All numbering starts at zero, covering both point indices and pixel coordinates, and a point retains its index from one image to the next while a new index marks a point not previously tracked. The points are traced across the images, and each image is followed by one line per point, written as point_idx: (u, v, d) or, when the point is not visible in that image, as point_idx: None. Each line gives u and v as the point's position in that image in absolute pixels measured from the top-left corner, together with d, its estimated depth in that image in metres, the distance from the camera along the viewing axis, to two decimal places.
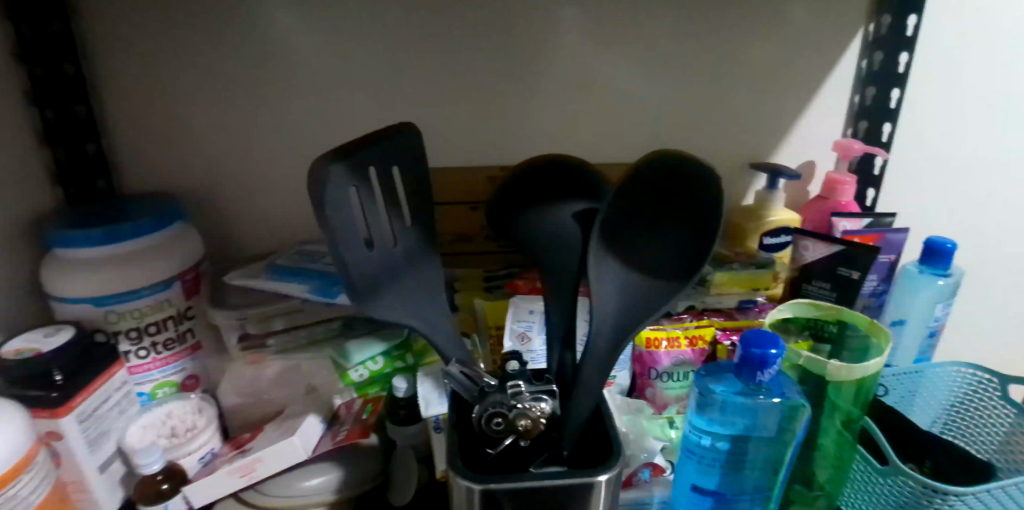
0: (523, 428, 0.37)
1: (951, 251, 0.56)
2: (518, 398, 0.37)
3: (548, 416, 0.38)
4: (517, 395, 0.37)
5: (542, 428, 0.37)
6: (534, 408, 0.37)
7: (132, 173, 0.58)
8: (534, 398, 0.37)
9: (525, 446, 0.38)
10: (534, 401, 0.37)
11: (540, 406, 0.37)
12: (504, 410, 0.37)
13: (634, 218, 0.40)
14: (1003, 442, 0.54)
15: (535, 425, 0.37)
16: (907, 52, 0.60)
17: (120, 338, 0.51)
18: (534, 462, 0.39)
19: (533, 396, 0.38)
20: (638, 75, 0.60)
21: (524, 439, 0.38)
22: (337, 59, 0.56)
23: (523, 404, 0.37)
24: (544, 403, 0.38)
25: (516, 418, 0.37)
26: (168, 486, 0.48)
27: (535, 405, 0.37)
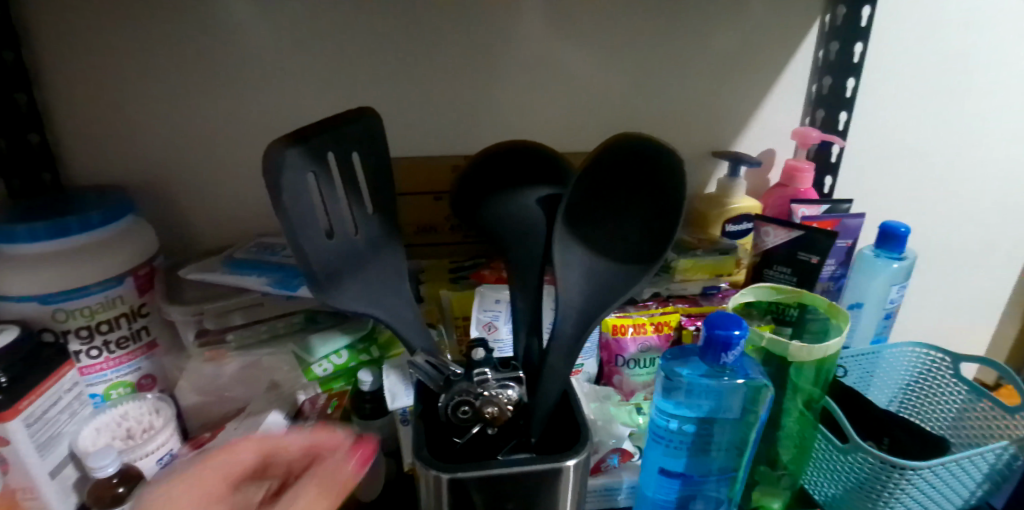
0: (490, 415, 0.37)
1: (904, 235, 0.58)
2: (485, 386, 0.37)
3: (515, 403, 0.38)
4: (484, 382, 0.37)
5: (509, 416, 0.38)
6: (501, 395, 0.37)
7: (81, 167, 0.55)
8: (501, 385, 0.37)
9: (493, 434, 0.38)
10: (501, 389, 0.37)
11: (507, 393, 0.37)
12: (471, 399, 0.36)
13: (601, 202, 0.41)
14: (957, 418, 0.56)
15: (502, 412, 0.37)
16: (861, 43, 0.61)
17: (71, 337, 0.49)
18: (503, 449, 0.38)
19: (500, 383, 0.37)
20: (602, 64, 0.60)
21: (491, 427, 0.37)
22: (298, 46, 0.54)
23: (489, 391, 0.37)
24: (510, 390, 0.38)
25: (484, 406, 0.37)
26: (125, 489, 0.46)
27: (502, 393, 0.37)
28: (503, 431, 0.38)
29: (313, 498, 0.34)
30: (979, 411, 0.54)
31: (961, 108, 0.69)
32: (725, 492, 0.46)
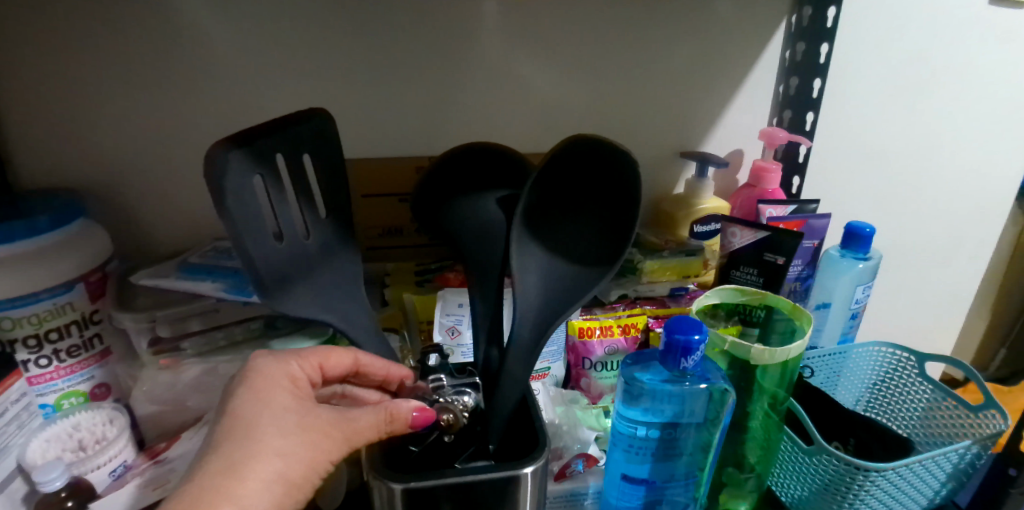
0: (446, 422, 0.37)
1: (869, 236, 0.58)
2: (441, 393, 0.38)
3: (471, 409, 0.38)
4: (439, 393, 0.38)
5: (466, 422, 0.37)
6: (456, 401, 0.37)
7: (27, 168, 0.53)
8: (457, 392, 0.38)
9: (450, 442, 0.38)
10: (456, 396, 0.38)
11: (462, 400, 0.38)
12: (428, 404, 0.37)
13: (554, 204, 0.42)
14: (923, 416, 0.56)
15: (458, 419, 0.37)
16: (827, 43, 0.61)
17: (18, 346, 0.48)
18: (459, 457, 0.38)
19: (455, 390, 0.38)
20: (567, 64, 0.59)
21: (447, 435, 0.37)
22: (256, 45, 0.53)
23: (445, 398, 0.38)
24: (467, 396, 0.38)
25: (438, 412, 0.37)
26: (72, 503, 0.44)
27: (457, 399, 0.38)
28: (460, 437, 0.38)
29: (383, 418, 0.36)
30: (945, 410, 0.54)
31: (925, 107, 0.70)
32: (690, 495, 0.46)
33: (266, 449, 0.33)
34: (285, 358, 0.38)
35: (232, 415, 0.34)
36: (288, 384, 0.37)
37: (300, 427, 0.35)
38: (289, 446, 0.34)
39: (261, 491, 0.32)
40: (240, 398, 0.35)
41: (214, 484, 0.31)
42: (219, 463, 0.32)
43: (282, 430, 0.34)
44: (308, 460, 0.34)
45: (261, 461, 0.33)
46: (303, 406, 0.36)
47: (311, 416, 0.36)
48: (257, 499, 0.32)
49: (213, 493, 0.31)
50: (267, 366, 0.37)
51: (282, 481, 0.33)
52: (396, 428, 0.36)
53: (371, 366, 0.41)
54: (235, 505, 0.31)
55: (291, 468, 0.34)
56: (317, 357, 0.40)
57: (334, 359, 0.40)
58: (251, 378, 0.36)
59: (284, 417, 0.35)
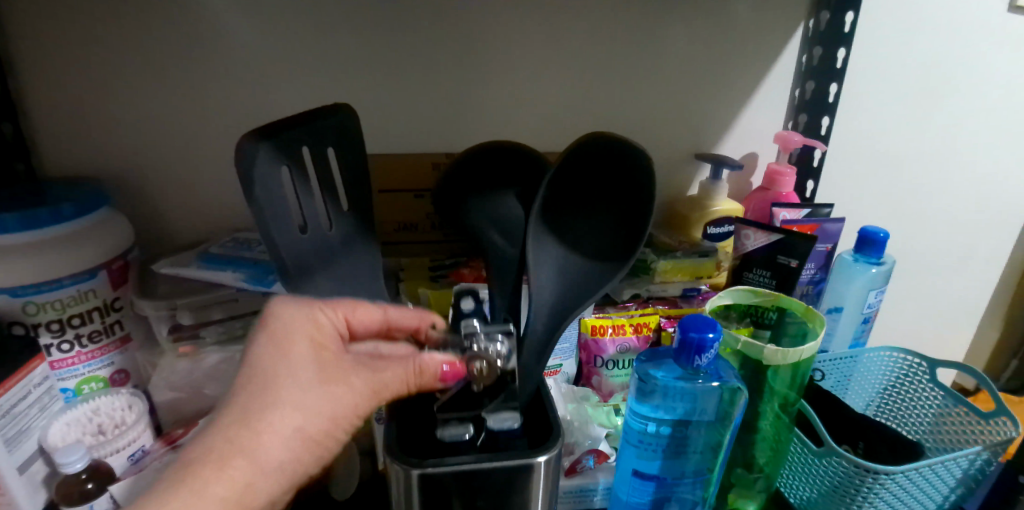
0: (478, 370, 0.37)
1: (883, 241, 0.58)
2: (473, 339, 0.38)
3: (504, 357, 0.38)
4: (470, 340, 0.38)
5: (498, 371, 0.38)
6: (489, 349, 0.38)
7: (53, 156, 0.54)
8: (489, 340, 0.38)
9: (479, 391, 0.38)
10: (489, 343, 0.38)
11: (494, 348, 0.38)
12: (458, 353, 0.38)
13: (571, 201, 0.43)
14: (933, 422, 0.56)
15: (491, 367, 0.37)
16: (844, 49, 0.61)
17: (41, 330, 0.48)
18: (485, 407, 0.38)
19: (488, 337, 0.38)
20: (584, 66, 0.60)
21: (477, 383, 0.38)
22: (278, 41, 0.54)
23: (478, 346, 0.38)
24: (499, 344, 0.38)
25: (470, 360, 0.37)
26: (93, 485, 0.46)
27: (490, 347, 0.38)
28: (490, 388, 0.38)
29: (410, 373, 0.37)
30: (955, 416, 0.54)
31: (940, 115, 0.70)
32: (699, 494, 0.46)
33: (286, 404, 0.34)
34: (309, 304, 0.37)
35: (255, 365, 0.35)
36: (310, 331, 0.37)
37: (321, 381, 0.36)
38: (308, 402, 0.35)
39: (279, 443, 0.34)
40: (262, 348, 0.36)
41: (233, 435, 0.33)
42: (238, 414, 0.34)
43: (303, 384, 0.35)
44: (329, 416, 0.36)
45: (279, 417, 0.34)
46: (325, 361, 0.37)
47: (332, 369, 0.37)
48: (275, 452, 0.34)
49: (233, 443, 0.33)
50: (289, 311, 0.37)
51: (302, 435, 0.35)
52: (424, 382, 0.37)
53: (402, 321, 0.42)
54: (253, 457, 0.33)
55: (310, 422, 0.35)
56: (344, 309, 0.39)
57: (362, 312, 0.39)
58: (270, 326, 0.36)
59: (305, 369, 0.36)
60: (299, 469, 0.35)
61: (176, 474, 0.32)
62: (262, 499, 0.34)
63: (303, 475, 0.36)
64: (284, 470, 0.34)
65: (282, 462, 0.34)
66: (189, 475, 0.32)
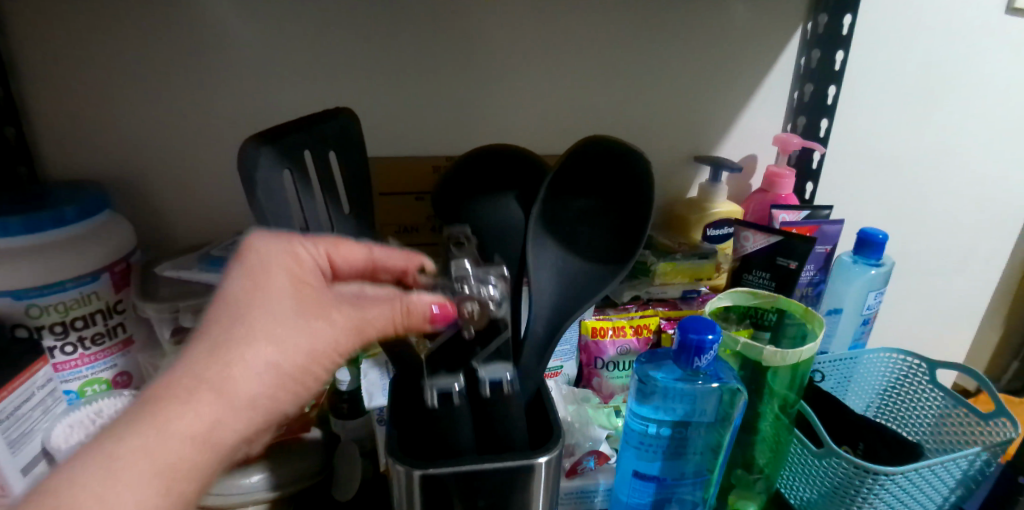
0: (469, 313, 0.36)
1: (882, 242, 0.58)
2: (463, 282, 0.37)
3: (496, 301, 0.37)
4: (459, 282, 0.37)
5: (491, 314, 0.37)
6: (480, 293, 0.37)
7: (56, 160, 0.54)
8: (480, 284, 0.37)
9: (470, 338, 0.37)
10: (480, 286, 0.37)
11: (486, 290, 0.37)
12: (448, 296, 0.36)
13: (569, 204, 0.44)
14: (934, 424, 0.56)
15: (483, 310, 0.36)
16: (842, 51, 0.61)
17: (44, 333, 0.49)
18: (479, 354, 0.37)
19: (479, 281, 0.37)
20: (583, 69, 0.60)
21: (468, 329, 0.36)
22: (279, 45, 0.54)
23: (468, 289, 0.37)
24: (490, 288, 0.37)
25: (462, 302, 0.36)
26: None
27: (480, 290, 0.37)
28: (481, 334, 0.37)
29: (399, 313, 0.35)
30: (955, 418, 0.54)
31: (937, 115, 0.70)
32: (699, 494, 0.47)
33: (259, 337, 0.31)
34: (289, 236, 0.34)
35: (227, 299, 0.32)
36: (289, 263, 0.33)
37: (300, 316, 0.33)
38: (285, 335, 0.32)
39: (251, 378, 0.31)
40: (236, 281, 0.32)
41: (201, 368, 0.30)
42: (206, 350, 0.31)
43: (280, 317, 0.32)
44: (308, 351, 0.33)
45: (251, 352, 0.31)
46: (305, 296, 0.34)
47: (314, 305, 0.34)
48: (247, 387, 0.31)
49: (201, 377, 0.30)
50: (266, 244, 0.33)
51: (276, 370, 0.32)
52: (414, 323, 0.35)
53: (388, 262, 0.40)
54: (222, 392, 0.30)
55: (286, 358, 0.32)
56: (326, 244, 0.36)
57: (345, 250, 0.37)
58: (244, 259, 0.33)
59: (282, 302, 0.33)
60: (274, 406, 0.33)
61: (137, 410, 0.29)
62: (236, 437, 0.31)
63: (281, 412, 0.33)
64: (259, 406, 0.32)
65: (256, 397, 0.31)
66: (152, 409, 0.29)
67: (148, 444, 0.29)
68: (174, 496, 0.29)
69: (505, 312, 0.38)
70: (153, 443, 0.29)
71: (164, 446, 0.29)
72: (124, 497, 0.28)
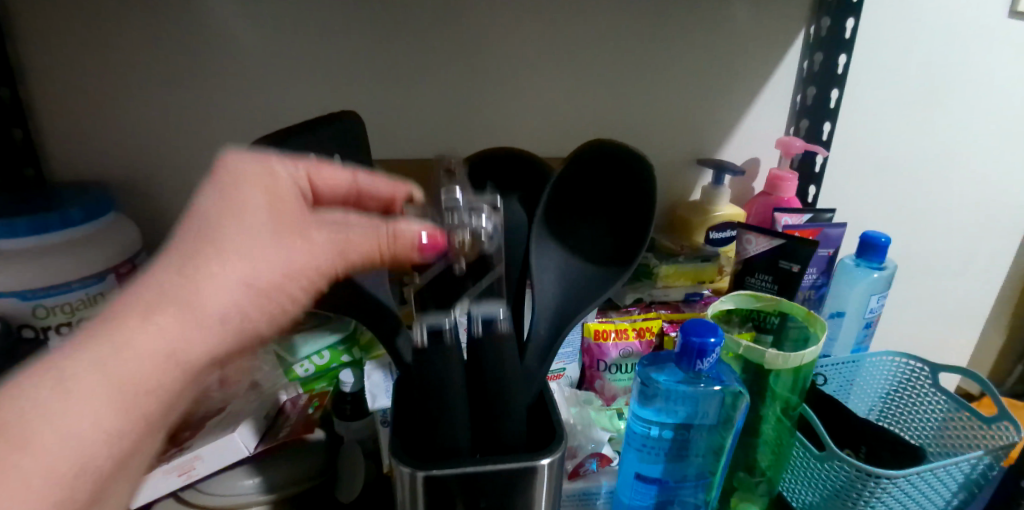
0: (460, 244, 0.36)
1: (884, 245, 0.58)
2: (454, 212, 0.37)
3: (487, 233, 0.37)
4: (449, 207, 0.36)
5: (481, 246, 0.37)
6: (470, 224, 0.37)
7: (62, 162, 0.55)
8: (471, 214, 0.37)
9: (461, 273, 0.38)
10: (471, 216, 0.37)
11: (477, 221, 0.37)
12: (440, 225, 0.37)
13: (571, 205, 0.44)
14: (937, 428, 0.56)
15: (473, 241, 0.37)
16: (844, 54, 0.62)
17: (51, 334, 0.49)
18: (469, 291, 0.37)
19: (472, 211, 0.37)
20: (586, 72, 0.61)
21: (458, 261, 0.37)
22: (284, 48, 0.55)
23: (459, 221, 0.37)
24: (482, 219, 0.37)
25: (452, 233, 0.36)
26: None
27: (472, 220, 0.37)
28: (473, 269, 0.38)
29: (388, 238, 0.33)
30: (958, 421, 0.54)
31: (940, 117, 0.70)
32: (702, 497, 0.47)
33: (231, 254, 0.30)
34: (267, 156, 0.32)
35: (198, 214, 0.30)
36: (265, 180, 0.32)
37: (277, 234, 0.31)
38: (254, 249, 0.30)
39: (222, 295, 0.30)
40: (208, 196, 0.30)
41: (168, 283, 0.29)
42: (174, 263, 0.29)
43: (254, 233, 0.30)
44: (283, 269, 0.31)
45: (222, 268, 0.30)
46: (285, 215, 0.32)
47: (293, 224, 0.32)
48: (217, 304, 0.30)
49: (168, 291, 0.29)
50: (241, 160, 0.32)
51: (250, 289, 0.30)
52: (404, 250, 0.33)
53: (373, 190, 0.38)
54: (191, 307, 0.29)
55: (260, 276, 0.30)
56: (305, 165, 0.34)
57: (328, 172, 0.35)
58: (218, 174, 0.31)
59: (257, 218, 0.31)
60: (249, 326, 0.31)
61: (101, 324, 0.28)
62: (206, 353, 0.30)
63: (257, 333, 0.32)
64: (231, 324, 0.31)
65: (226, 314, 0.30)
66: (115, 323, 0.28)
67: (106, 358, 0.28)
68: (139, 414, 0.29)
69: (498, 243, 0.38)
70: (113, 356, 0.28)
71: (128, 359, 0.28)
72: (83, 414, 0.27)
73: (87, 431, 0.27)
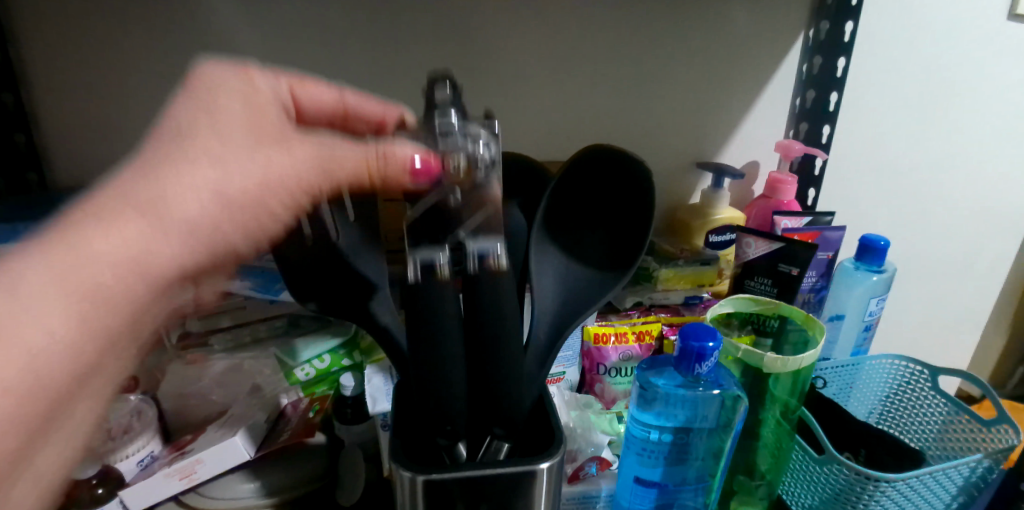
0: (455, 166, 0.34)
1: (883, 249, 0.58)
2: (449, 134, 0.34)
3: (485, 158, 0.34)
4: (443, 131, 0.34)
5: (479, 172, 0.34)
6: (466, 146, 0.34)
7: (65, 168, 0.55)
8: (469, 137, 0.34)
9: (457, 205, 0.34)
10: (468, 139, 0.34)
11: (475, 146, 0.34)
12: (433, 149, 0.34)
13: (569, 210, 0.44)
14: (939, 431, 0.56)
15: (469, 165, 0.34)
16: (843, 57, 0.61)
17: None
18: (463, 225, 0.34)
19: (469, 136, 0.34)
20: (585, 76, 0.61)
21: (454, 192, 0.34)
22: (284, 54, 0.55)
23: (454, 142, 0.34)
24: (480, 144, 0.34)
25: (446, 155, 0.34)
26: (104, 490, 0.45)
27: (468, 142, 0.34)
28: (469, 200, 0.34)
29: (372, 156, 0.34)
30: (959, 425, 0.54)
31: (939, 119, 0.70)
32: (702, 500, 0.47)
33: (200, 159, 0.32)
34: (247, 68, 0.35)
35: (174, 121, 0.33)
36: (244, 92, 0.34)
37: (250, 142, 0.33)
38: (227, 157, 0.33)
39: (190, 198, 0.32)
40: (185, 104, 0.33)
41: (137, 186, 0.32)
42: (147, 165, 0.32)
43: (227, 140, 0.33)
44: (257, 178, 0.33)
45: (191, 173, 0.32)
46: (262, 127, 0.34)
47: (269, 134, 0.34)
48: (185, 206, 0.32)
49: (137, 192, 0.31)
50: (221, 72, 0.34)
51: (218, 193, 0.33)
52: (388, 171, 0.34)
53: (362, 109, 0.40)
54: (159, 208, 0.32)
55: (230, 183, 0.33)
56: (288, 80, 0.37)
57: (309, 88, 0.38)
58: (196, 84, 0.33)
59: (231, 126, 0.33)
60: (217, 231, 0.34)
61: (73, 220, 0.31)
62: (171, 259, 0.33)
63: (226, 242, 0.34)
64: (198, 232, 0.33)
65: (193, 217, 0.32)
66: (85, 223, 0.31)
67: (70, 261, 0.30)
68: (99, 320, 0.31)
69: (498, 171, 0.35)
70: (83, 251, 0.31)
71: (98, 255, 0.31)
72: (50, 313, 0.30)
73: (52, 329, 0.30)
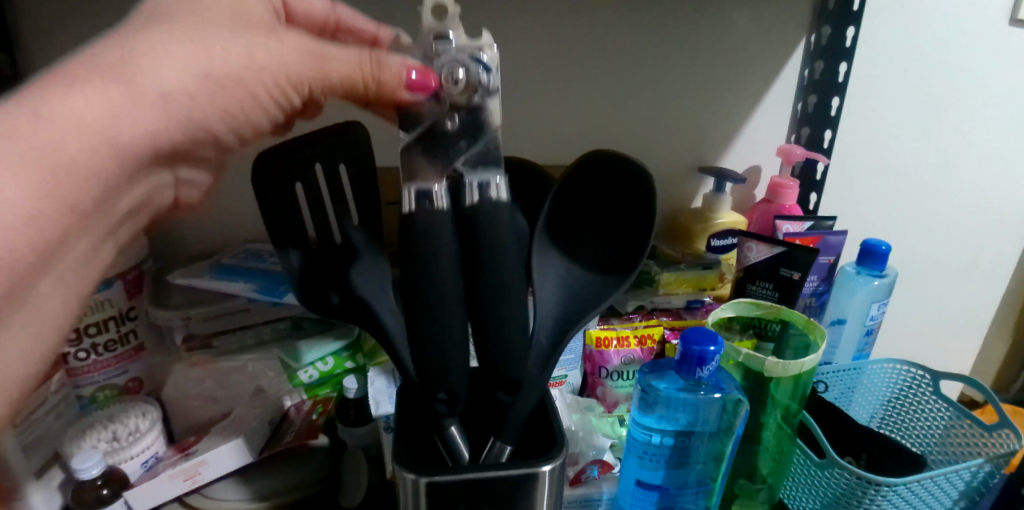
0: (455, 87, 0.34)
1: (884, 253, 0.59)
2: (449, 60, 0.34)
3: (484, 86, 0.34)
4: (441, 48, 0.34)
5: (477, 98, 0.35)
6: (465, 70, 0.34)
7: None
8: (467, 60, 0.34)
9: (453, 129, 0.35)
10: (466, 63, 0.34)
11: (477, 74, 0.34)
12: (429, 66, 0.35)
13: (571, 213, 0.44)
14: (941, 436, 0.56)
15: (468, 85, 0.34)
16: (845, 62, 0.62)
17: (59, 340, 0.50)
18: (462, 148, 0.35)
19: (468, 55, 0.34)
20: (587, 81, 0.61)
21: (451, 117, 0.35)
22: None
23: (451, 62, 0.34)
24: (480, 72, 0.34)
25: (444, 75, 0.34)
26: (108, 491, 0.45)
27: (466, 62, 0.34)
28: (467, 125, 0.35)
29: (365, 64, 0.35)
30: (961, 429, 0.54)
31: (941, 125, 0.70)
32: (703, 503, 0.47)
33: (184, 34, 0.32)
34: None
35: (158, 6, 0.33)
36: None
37: (234, 29, 0.34)
38: (208, 36, 0.33)
39: (172, 69, 0.32)
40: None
41: (115, 55, 0.31)
42: (125, 38, 0.32)
43: (213, 23, 0.33)
44: (244, 61, 0.33)
45: (172, 46, 0.32)
46: (249, 23, 0.35)
47: (255, 28, 0.35)
48: (165, 76, 0.31)
49: (111, 62, 0.31)
50: None
51: (202, 70, 0.32)
52: (383, 78, 0.34)
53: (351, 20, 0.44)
54: (138, 76, 0.31)
55: (215, 61, 0.33)
56: None
57: None
58: None
59: (217, 13, 0.34)
60: (194, 111, 0.33)
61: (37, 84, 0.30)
62: (142, 129, 0.32)
63: (205, 122, 0.34)
64: (174, 105, 0.32)
65: (169, 90, 0.32)
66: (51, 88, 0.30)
67: (27, 123, 0.29)
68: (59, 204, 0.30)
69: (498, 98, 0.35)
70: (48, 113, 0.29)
71: (67, 116, 0.30)
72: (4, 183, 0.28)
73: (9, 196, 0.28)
